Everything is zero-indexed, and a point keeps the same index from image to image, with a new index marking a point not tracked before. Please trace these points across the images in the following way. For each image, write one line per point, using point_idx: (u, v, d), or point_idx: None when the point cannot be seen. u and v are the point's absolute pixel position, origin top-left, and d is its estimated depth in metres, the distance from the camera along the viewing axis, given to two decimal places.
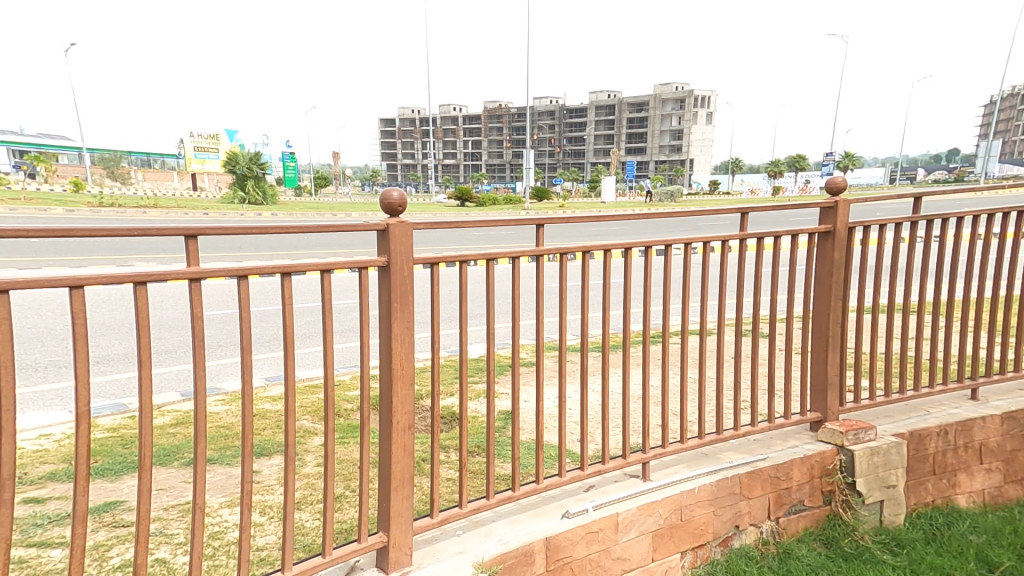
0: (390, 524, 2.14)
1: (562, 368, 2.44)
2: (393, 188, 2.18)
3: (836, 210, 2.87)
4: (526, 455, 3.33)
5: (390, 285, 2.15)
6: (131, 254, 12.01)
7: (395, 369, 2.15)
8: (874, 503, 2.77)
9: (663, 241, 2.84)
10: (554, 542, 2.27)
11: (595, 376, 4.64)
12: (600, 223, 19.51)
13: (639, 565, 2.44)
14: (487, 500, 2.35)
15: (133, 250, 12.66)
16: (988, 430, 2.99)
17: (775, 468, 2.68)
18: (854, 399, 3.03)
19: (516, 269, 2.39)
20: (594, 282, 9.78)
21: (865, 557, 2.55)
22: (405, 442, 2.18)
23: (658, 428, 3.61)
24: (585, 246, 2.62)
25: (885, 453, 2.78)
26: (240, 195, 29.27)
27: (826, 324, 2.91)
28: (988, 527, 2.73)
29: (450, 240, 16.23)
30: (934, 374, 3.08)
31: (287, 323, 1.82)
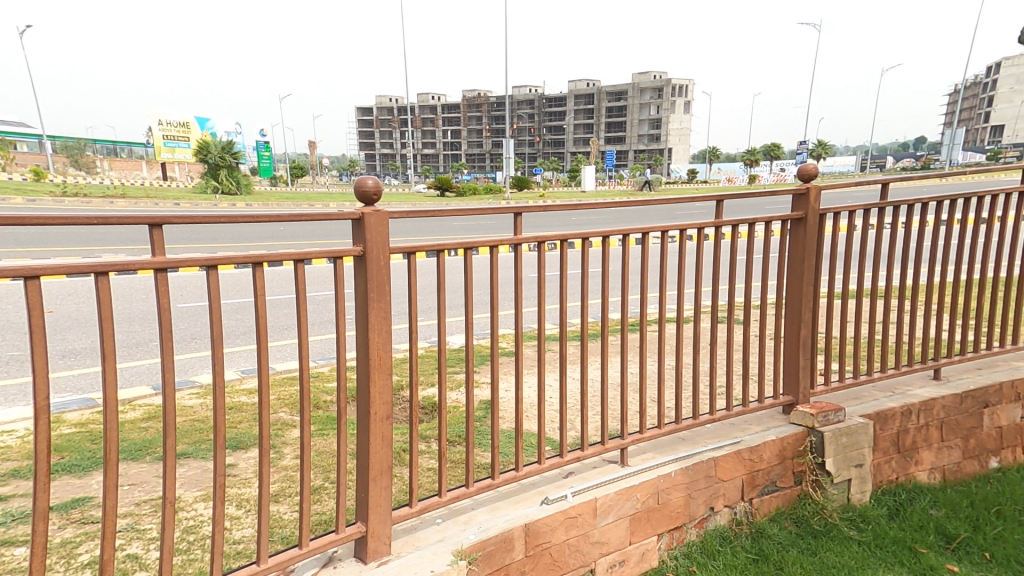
0: (369, 514, 2.14)
1: (540, 357, 2.40)
2: (367, 177, 2.19)
3: (808, 196, 2.95)
4: (507, 443, 3.38)
5: (367, 274, 2.17)
6: (95, 245, 11.59)
7: (372, 358, 2.17)
8: (843, 482, 2.84)
9: (641, 229, 2.82)
10: (533, 527, 2.31)
11: (573, 365, 4.68)
12: (581, 214, 19.54)
13: (617, 548, 2.49)
14: (467, 488, 2.37)
15: (97, 241, 12.22)
16: (950, 408, 3.06)
17: (749, 451, 2.74)
18: (825, 382, 3.09)
19: (495, 257, 2.37)
20: (572, 271, 9.81)
21: (833, 534, 2.63)
22: (383, 432, 2.20)
23: (635, 416, 3.68)
24: (564, 235, 2.60)
25: (853, 434, 2.85)
26: (213, 186, 28.50)
27: (797, 309, 2.98)
28: (947, 501, 2.82)
29: (430, 230, 16.11)
30: (900, 356, 3.12)
31: (260, 315, 1.78)
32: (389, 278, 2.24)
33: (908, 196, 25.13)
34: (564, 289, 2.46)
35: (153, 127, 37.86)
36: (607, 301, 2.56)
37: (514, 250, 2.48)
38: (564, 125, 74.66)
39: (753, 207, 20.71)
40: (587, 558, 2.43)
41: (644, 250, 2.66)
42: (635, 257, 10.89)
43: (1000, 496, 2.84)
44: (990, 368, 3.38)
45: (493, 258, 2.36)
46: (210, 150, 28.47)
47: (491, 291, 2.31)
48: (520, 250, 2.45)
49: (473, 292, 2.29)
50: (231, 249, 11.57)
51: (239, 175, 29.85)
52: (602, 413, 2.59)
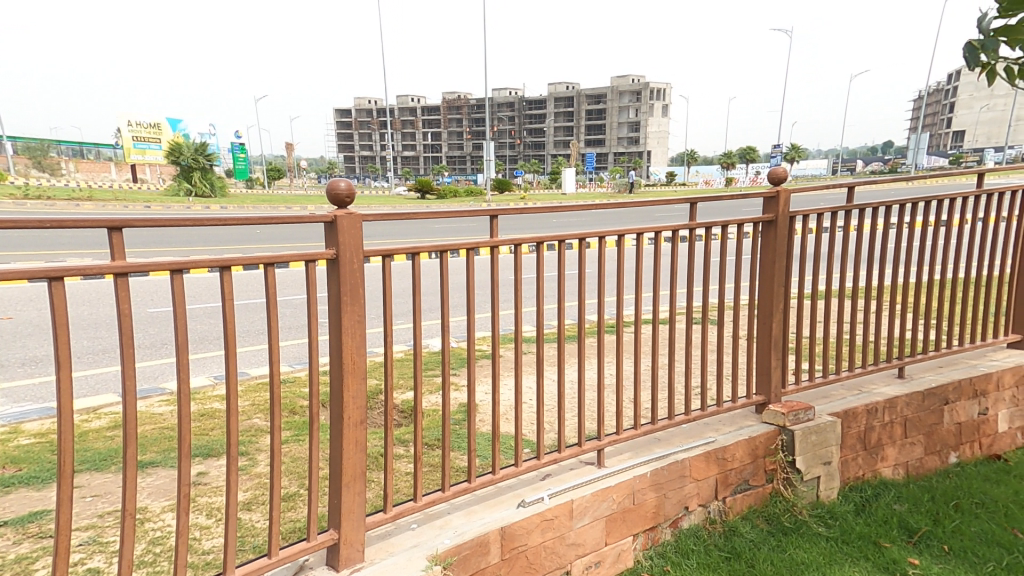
0: (341, 521, 2.13)
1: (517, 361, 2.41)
2: (340, 179, 2.19)
3: (778, 199, 3.01)
4: (484, 446, 3.38)
5: (340, 278, 2.16)
6: (60, 249, 11.27)
7: (346, 363, 2.16)
8: (812, 480, 2.91)
9: (616, 231, 2.85)
10: (509, 530, 2.31)
11: (551, 367, 4.70)
12: (561, 216, 19.61)
13: (593, 549, 2.51)
14: (443, 492, 2.36)
15: (62, 245, 11.88)
16: (914, 405, 3.13)
17: (722, 450, 2.79)
18: (795, 381, 3.15)
19: (470, 260, 2.37)
20: (552, 273, 9.85)
21: (802, 530, 2.68)
22: (357, 437, 2.19)
23: (612, 417, 3.71)
24: (539, 238, 2.61)
25: (822, 432, 2.91)
26: (186, 189, 27.93)
27: (769, 310, 3.04)
28: (910, 496, 2.90)
29: (409, 233, 16.03)
30: (867, 355, 3.19)
31: (229, 320, 1.75)
32: (364, 281, 2.23)
33: (879, 198, 25.78)
34: (541, 293, 2.48)
35: (125, 128, 37.04)
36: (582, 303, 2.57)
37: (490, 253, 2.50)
38: (546, 127, 74.98)
39: (727, 209, 21.08)
40: (563, 560, 2.44)
41: (619, 252, 2.69)
42: (614, 259, 10.97)
43: (959, 491, 2.92)
44: (950, 367, 3.43)
45: (468, 261, 2.36)
46: (184, 152, 27.90)
47: (468, 294, 2.32)
48: (496, 253, 2.47)
49: (449, 294, 2.29)
50: (204, 253, 11.36)
51: (214, 177, 29.32)
52: (578, 415, 2.60)
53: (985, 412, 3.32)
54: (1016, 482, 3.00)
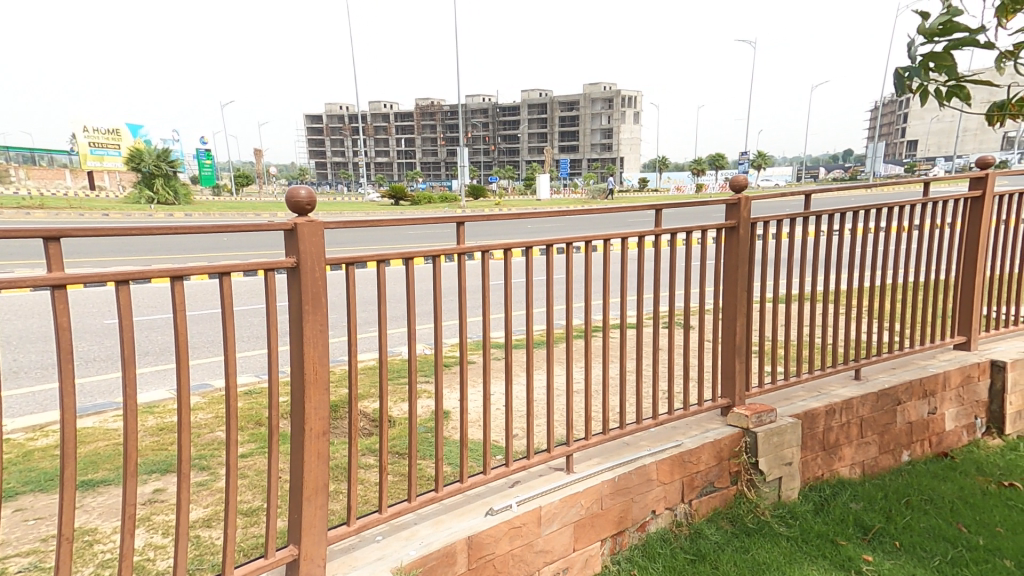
0: (302, 536, 2.09)
1: (485, 368, 2.43)
2: (301, 187, 2.16)
3: (740, 206, 3.08)
4: (459, 455, 3.35)
5: (300, 287, 2.12)
6: (8, 260, 10.81)
7: (307, 374, 2.12)
8: (774, 480, 2.96)
9: (582, 238, 2.86)
10: (476, 539, 2.30)
11: (524, 373, 4.69)
12: (536, 222, 19.72)
13: (561, 556, 2.51)
14: (410, 503, 2.34)
15: (11, 255, 11.42)
16: (870, 406, 3.21)
17: (688, 453, 2.83)
18: (759, 384, 3.21)
19: (436, 267, 2.36)
20: (524, 279, 9.89)
21: (764, 531, 2.74)
22: (319, 449, 2.15)
23: (582, 421, 3.73)
24: (506, 244, 2.62)
25: (783, 433, 2.97)
26: (148, 197, 27.14)
27: (733, 314, 3.10)
28: (866, 494, 2.98)
29: (381, 240, 15.89)
30: (826, 357, 3.27)
31: (180, 332, 1.70)
32: (326, 290, 2.20)
33: (843, 203, 26.58)
34: (507, 300, 2.49)
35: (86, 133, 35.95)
36: (549, 310, 2.57)
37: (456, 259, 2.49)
38: (522, 133, 75.39)
39: (693, 214, 21.58)
40: (531, 567, 2.44)
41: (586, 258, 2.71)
42: (586, 264, 11.07)
43: (910, 488, 3.02)
44: (903, 368, 3.53)
45: (434, 268, 2.35)
46: (145, 158, 27.14)
47: (433, 302, 2.30)
48: (461, 260, 2.46)
49: (413, 302, 2.27)
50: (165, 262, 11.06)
51: (180, 183, 28.63)
52: (546, 422, 2.60)
53: (934, 411, 3.43)
54: (962, 478, 3.11)
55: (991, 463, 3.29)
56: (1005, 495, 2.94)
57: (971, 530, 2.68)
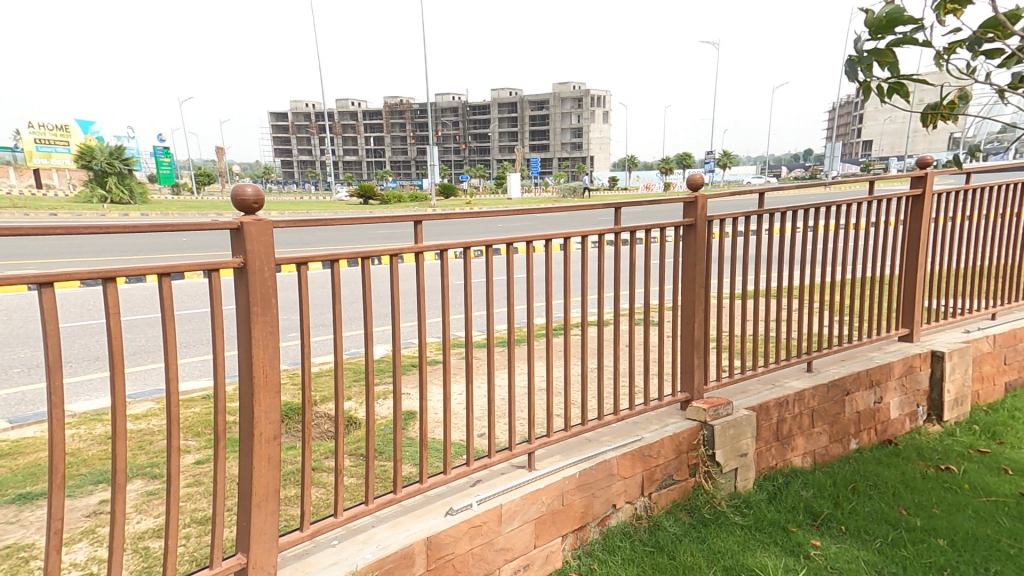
0: (251, 544, 2.05)
1: (445, 368, 2.44)
2: (247, 185, 2.11)
3: (697, 204, 3.12)
4: (431, 454, 3.34)
5: (249, 288, 2.07)
6: None
7: (257, 378, 2.07)
8: (730, 472, 3.02)
9: (544, 237, 2.85)
10: (435, 540, 2.28)
11: (498, 372, 4.70)
12: (512, 220, 19.72)
13: (522, 553, 2.52)
14: (367, 505, 2.31)
15: None
16: (820, 397, 3.31)
17: (648, 447, 2.86)
18: (718, 378, 3.27)
19: (394, 267, 2.32)
20: (492, 278, 9.84)
21: (720, 521, 2.80)
22: (269, 454, 2.11)
23: (551, 419, 3.75)
24: (468, 243, 2.60)
25: (739, 426, 3.03)
26: (100, 196, 26.13)
27: (693, 310, 3.15)
28: (816, 482, 3.08)
29: (355, 238, 15.69)
30: (781, 351, 3.35)
31: (113, 337, 1.63)
32: (276, 291, 2.15)
33: (809, 201, 27.33)
34: (466, 299, 2.48)
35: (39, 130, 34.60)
36: (510, 309, 2.55)
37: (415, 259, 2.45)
38: (499, 132, 75.35)
39: (663, 212, 21.80)
40: (491, 565, 2.44)
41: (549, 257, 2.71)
42: (562, 262, 11.14)
43: (856, 474, 3.12)
44: (851, 359, 3.65)
45: (393, 268, 2.31)
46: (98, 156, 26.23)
47: (391, 304, 2.27)
48: (420, 259, 2.41)
49: (369, 303, 2.24)
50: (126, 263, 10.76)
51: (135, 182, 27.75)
52: (505, 421, 2.60)
53: (880, 401, 3.55)
54: (904, 464, 3.25)
55: (930, 448, 3.43)
56: (941, 478, 3.09)
57: (910, 512, 2.79)
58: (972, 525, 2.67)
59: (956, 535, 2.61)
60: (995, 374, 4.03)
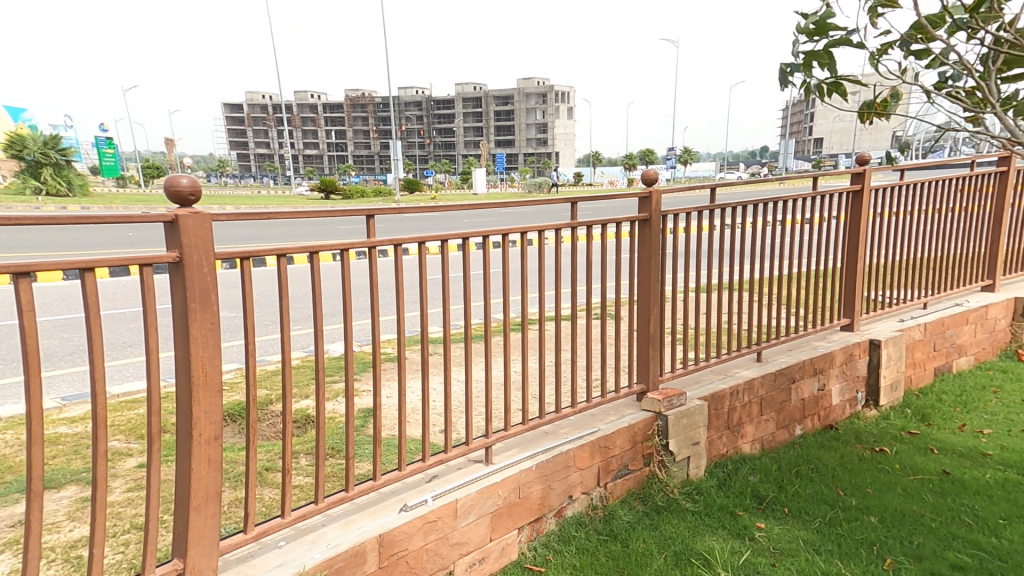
0: (188, 548, 1.97)
1: (400, 366, 2.34)
2: (183, 176, 2.02)
3: (651, 199, 3.17)
4: (388, 451, 3.30)
5: (186, 283, 1.97)
6: None
7: (196, 377, 1.98)
8: (683, 460, 3.08)
9: (499, 232, 2.81)
10: (388, 537, 2.24)
11: (459, 368, 4.67)
12: (479, 216, 19.65)
13: (477, 546, 2.50)
14: (316, 505, 2.24)
15: None
16: (768, 385, 3.41)
17: (604, 438, 2.88)
18: (672, 369, 3.32)
19: (344, 263, 2.27)
20: (457, 274, 9.78)
21: (672, 508, 2.86)
22: (210, 456, 2.02)
23: (511, 412, 3.76)
24: (419, 238, 2.52)
25: (692, 415, 3.09)
26: (40, 188, 24.70)
27: (648, 303, 3.21)
28: (762, 467, 3.17)
29: (318, 234, 15.34)
30: (730, 341, 3.45)
31: (27, 336, 1.52)
32: (217, 287, 2.06)
33: (768, 197, 28.24)
34: (422, 296, 2.45)
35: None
36: (468, 305, 2.58)
37: (368, 255, 2.39)
38: (468, 128, 74.93)
39: (628, 209, 22.15)
40: (446, 560, 2.41)
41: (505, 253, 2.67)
42: (528, 258, 11.17)
43: (800, 459, 3.24)
44: (797, 349, 3.78)
45: (343, 264, 2.26)
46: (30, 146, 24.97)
47: (343, 299, 2.22)
48: (374, 255, 2.36)
49: (320, 299, 2.18)
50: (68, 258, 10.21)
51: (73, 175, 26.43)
52: (460, 416, 2.56)
53: (823, 388, 3.69)
54: (843, 447, 3.39)
55: (867, 432, 3.60)
56: (876, 460, 3.24)
57: (847, 493, 2.91)
58: (901, 502, 2.81)
59: (887, 512, 2.74)
60: (926, 360, 4.24)
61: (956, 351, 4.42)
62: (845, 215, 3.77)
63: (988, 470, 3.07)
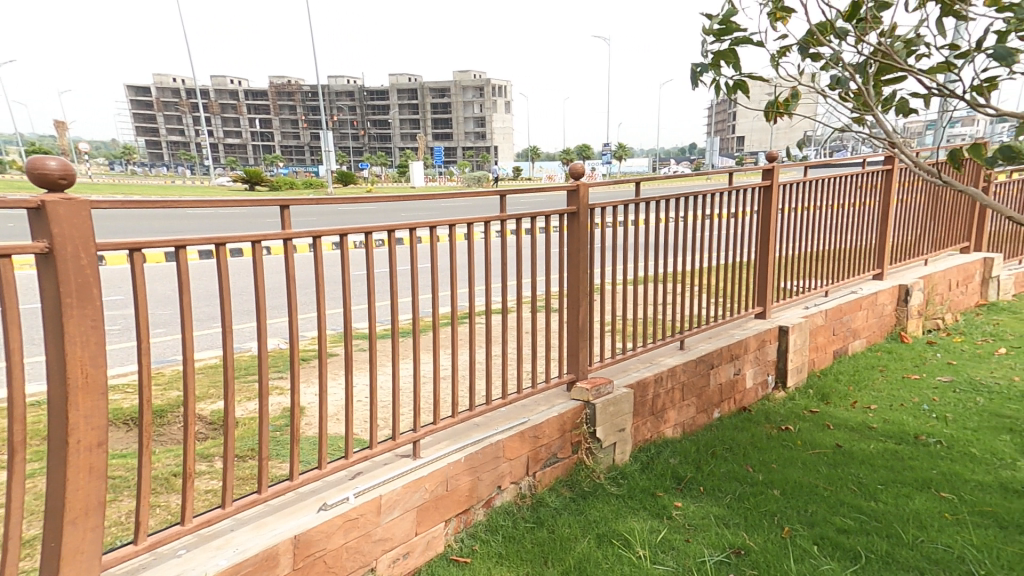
0: (60, 565, 1.76)
1: (322, 364, 2.15)
2: (50, 158, 1.77)
3: (579, 193, 3.14)
4: (309, 449, 3.14)
5: (58, 276, 1.73)
6: None
7: (72, 378, 1.75)
8: (609, 446, 3.13)
9: (428, 224, 2.68)
10: (304, 537, 2.09)
11: (393, 363, 4.54)
12: (422, 210, 19.31)
13: (402, 542, 2.40)
14: (223, 509, 2.06)
15: None
16: (690, 371, 3.53)
17: (534, 428, 2.87)
18: (600, 359, 3.36)
19: (256, 259, 2.04)
20: (396, 268, 9.56)
21: (597, 493, 2.90)
22: (91, 464, 1.80)
23: (446, 407, 3.69)
24: (341, 230, 2.33)
25: (618, 403, 3.14)
26: None
27: (577, 296, 3.21)
28: (682, 450, 3.28)
29: (248, 228, 14.55)
30: (653, 331, 3.53)
31: None
32: (99, 280, 1.82)
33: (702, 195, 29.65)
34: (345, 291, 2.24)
35: None
36: (394, 302, 2.35)
37: (283, 250, 2.13)
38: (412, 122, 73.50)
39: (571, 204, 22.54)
40: (368, 558, 2.29)
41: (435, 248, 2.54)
42: (470, 252, 11.08)
43: (716, 440, 3.39)
44: (716, 336, 3.94)
45: (254, 259, 2.03)
46: None
47: (255, 297, 1.98)
48: (289, 248, 2.11)
49: (227, 298, 1.93)
50: None
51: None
52: (385, 414, 2.43)
53: (738, 372, 3.86)
54: (754, 427, 3.57)
55: (776, 412, 3.83)
56: (781, 437, 3.44)
57: (756, 469, 3.07)
58: (801, 475, 2.98)
59: (788, 485, 2.90)
60: (827, 343, 4.54)
61: (851, 334, 4.76)
62: (760, 209, 3.97)
63: (873, 441, 3.33)
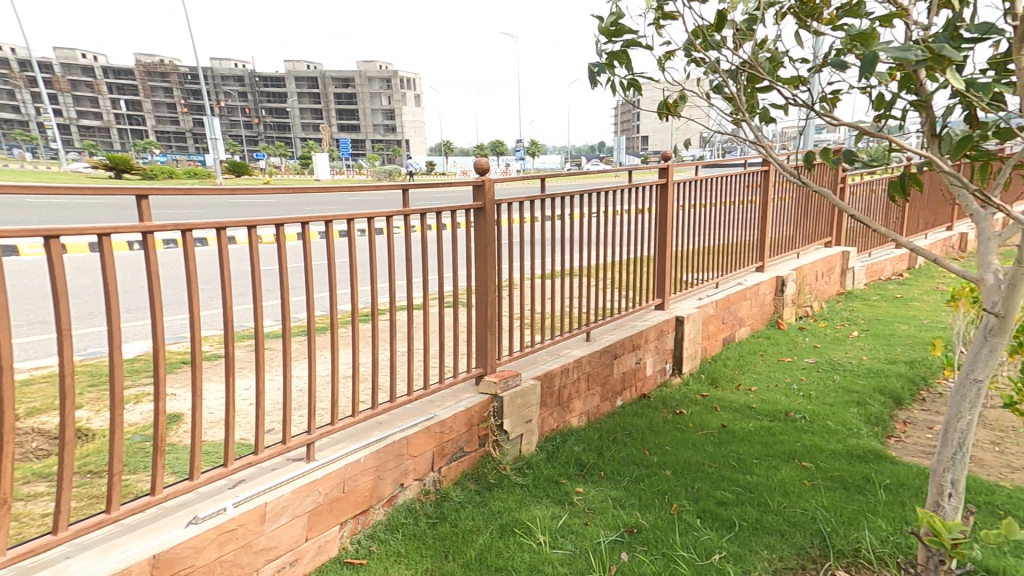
0: None
1: (193, 369, 1.95)
2: None
3: (484, 188, 3.13)
4: (178, 460, 2.85)
5: None
6: None
7: None
8: (516, 438, 3.16)
9: (328, 218, 2.48)
10: (166, 556, 1.87)
11: (290, 364, 4.28)
12: (334, 204, 18.49)
13: (288, 550, 2.25)
14: (53, 536, 1.74)
15: None
16: (594, 362, 3.65)
17: (440, 424, 2.81)
18: (509, 353, 3.38)
19: (104, 255, 1.78)
20: (303, 264, 9.07)
21: (503, 484, 2.92)
22: None
23: (347, 407, 3.53)
24: (221, 224, 2.10)
25: (525, 395, 3.17)
26: None
27: (485, 290, 3.19)
28: (586, 437, 3.39)
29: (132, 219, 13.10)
30: (561, 324, 3.62)
31: None
32: None
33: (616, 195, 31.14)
34: (223, 287, 2.03)
35: None
36: (285, 301, 2.19)
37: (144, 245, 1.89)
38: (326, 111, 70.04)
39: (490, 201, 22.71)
40: (247, 569, 2.12)
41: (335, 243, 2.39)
42: (384, 248, 10.78)
43: (618, 427, 3.54)
44: (620, 328, 4.12)
45: (102, 255, 1.77)
46: None
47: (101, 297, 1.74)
48: (149, 245, 1.88)
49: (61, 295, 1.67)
50: None
51: None
52: (272, 417, 2.25)
53: (639, 361, 4.07)
54: (651, 413, 3.77)
55: (672, 398, 4.07)
56: (676, 421, 3.67)
57: (652, 452, 3.25)
58: (691, 455, 3.20)
59: (679, 464, 3.09)
60: (717, 331, 4.92)
61: (738, 322, 5.19)
62: (657, 207, 4.20)
63: (753, 421, 3.65)
